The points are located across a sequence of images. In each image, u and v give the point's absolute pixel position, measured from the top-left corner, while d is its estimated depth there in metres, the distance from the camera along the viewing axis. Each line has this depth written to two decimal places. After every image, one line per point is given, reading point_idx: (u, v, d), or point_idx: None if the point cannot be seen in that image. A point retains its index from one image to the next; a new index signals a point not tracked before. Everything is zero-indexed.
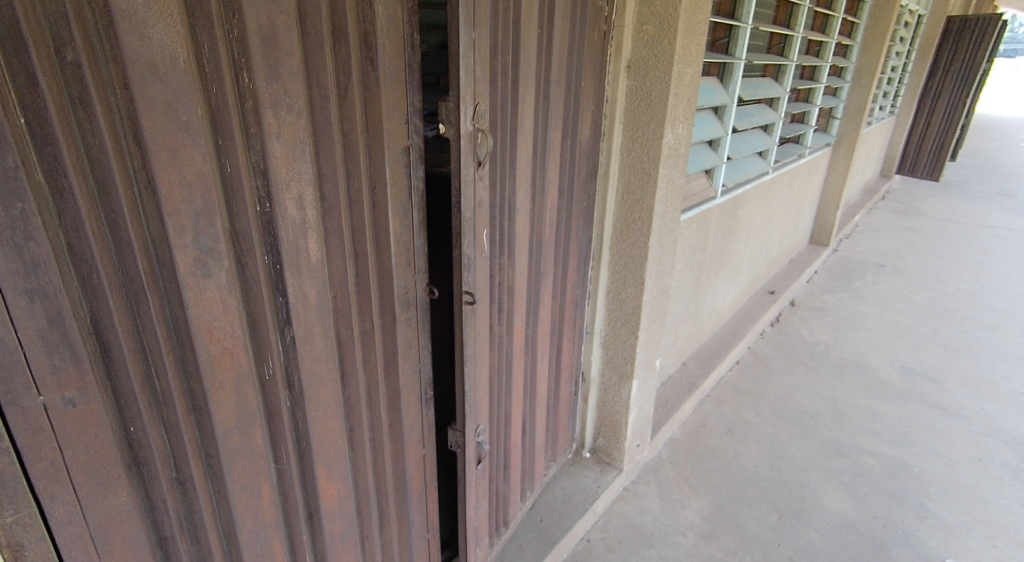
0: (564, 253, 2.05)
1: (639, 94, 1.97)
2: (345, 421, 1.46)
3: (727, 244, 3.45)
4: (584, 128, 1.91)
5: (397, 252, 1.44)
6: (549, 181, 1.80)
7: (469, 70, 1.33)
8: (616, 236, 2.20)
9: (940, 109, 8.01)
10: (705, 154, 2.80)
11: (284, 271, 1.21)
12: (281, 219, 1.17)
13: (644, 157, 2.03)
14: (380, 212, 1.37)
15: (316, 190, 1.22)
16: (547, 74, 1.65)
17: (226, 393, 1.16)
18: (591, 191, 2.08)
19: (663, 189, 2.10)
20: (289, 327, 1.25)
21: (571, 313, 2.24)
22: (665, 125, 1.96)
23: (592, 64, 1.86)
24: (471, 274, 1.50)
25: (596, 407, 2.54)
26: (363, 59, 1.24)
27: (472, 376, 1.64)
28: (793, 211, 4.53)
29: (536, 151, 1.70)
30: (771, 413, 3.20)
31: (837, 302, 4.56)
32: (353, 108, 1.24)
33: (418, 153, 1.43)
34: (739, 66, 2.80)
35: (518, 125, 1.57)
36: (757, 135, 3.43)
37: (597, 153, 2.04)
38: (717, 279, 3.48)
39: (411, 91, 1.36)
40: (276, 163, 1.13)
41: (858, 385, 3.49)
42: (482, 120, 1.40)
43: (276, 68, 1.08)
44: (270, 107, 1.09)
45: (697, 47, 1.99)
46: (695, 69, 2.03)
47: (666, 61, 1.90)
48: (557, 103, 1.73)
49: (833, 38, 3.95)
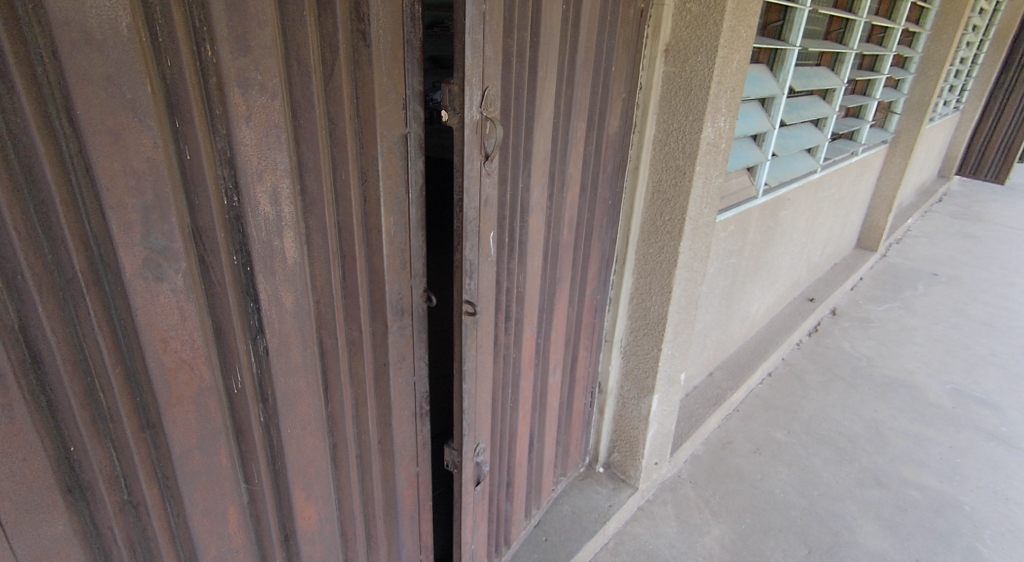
0: (585, 256, 1.88)
1: (677, 82, 1.77)
2: (327, 436, 1.33)
3: (766, 247, 3.19)
4: (613, 119, 1.72)
5: (390, 254, 1.28)
6: (570, 178, 1.63)
7: (477, 50, 1.15)
8: (642, 240, 2.01)
9: (1012, 105, 7.46)
10: (748, 150, 2.56)
11: (256, 273, 1.07)
12: (252, 215, 1.03)
13: (678, 153, 1.83)
14: (371, 209, 1.22)
15: (294, 182, 1.08)
16: (572, 57, 1.47)
17: (185, 410, 1.03)
18: (617, 188, 1.90)
19: (699, 189, 1.89)
20: (261, 337, 1.12)
21: (589, 320, 2.06)
22: (705, 118, 1.75)
23: (624, 47, 1.66)
24: (473, 281, 1.34)
25: (612, 420, 2.37)
26: (353, 33, 1.08)
27: (473, 392, 1.49)
28: (840, 213, 4.24)
29: (555, 145, 1.52)
30: (804, 432, 2.99)
31: (883, 313, 4.27)
32: (340, 90, 1.09)
33: (418, 143, 1.26)
34: (793, 53, 2.55)
35: (535, 114, 1.39)
36: (807, 129, 3.17)
37: (626, 147, 1.85)
38: (752, 285, 3.23)
39: (410, 71, 1.19)
40: (245, 151, 0.98)
41: (903, 407, 3.24)
42: (491, 107, 1.23)
43: (244, 40, 0.93)
44: (238, 85, 0.94)
45: (747, 30, 1.77)
46: (743, 55, 1.80)
47: (710, 45, 1.68)
48: (583, 91, 1.55)
49: (899, 25, 3.63)
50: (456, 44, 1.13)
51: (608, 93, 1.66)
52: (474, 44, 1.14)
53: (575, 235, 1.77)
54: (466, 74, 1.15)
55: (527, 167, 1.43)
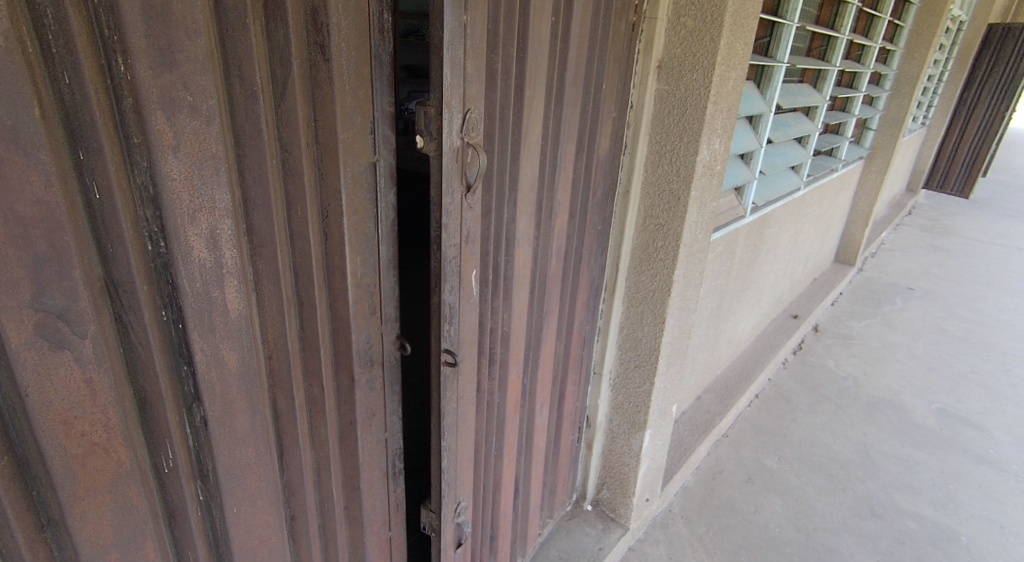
0: (573, 287, 1.72)
1: (671, 100, 1.63)
2: (283, 509, 1.14)
3: (753, 265, 3.01)
4: (603, 139, 1.58)
5: (357, 300, 1.10)
6: (558, 204, 1.47)
7: (456, 66, 1.00)
8: (633, 267, 1.85)
9: (976, 120, 7.62)
10: (738, 169, 2.44)
11: (190, 331, 0.89)
12: (183, 263, 0.85)
13: (672, 176, 1.69)
14: (332, 248, 1.04)
15: (237, 221, 0.90)
16: (561, 72, 1.32)
17: (98, 502, 0.84)
18: (607, 213, 1.75)
19: (694, 215, 1.75)
20: (199, 405, 0.93)
21: (578, 353, 1.89)
22: (701, 139, 1.62)
23: (615, 63, 1.52)
24: (453, 327, 1.17)
25: (601, 456, 2.21)
26: (309, 45, 0.91)
27: (453, 449, 1.30)
28: (821, 229, 4.18)
29: (543, 169, 1.36)
30: (795, 459, 2.87)
31: (865, 329, 4.22)
32: (293, 112, 0.92)
33: (389, 172, 1.09)
34: (781, 69, 2.46)
35: (521, 137, 1.23)
36: (791, 146, 3.08)
37: (616, 169, 1.71)
38: (739, 304, 3.04)
39: (380, 89, 1.02)
40: (173, 187, 0.81)
41: (892, 429, 3.15)
42: (473, 132, 1.07)
43: (169, 53, 0.76)
44: (161, 106, 0.77)
45: (744, 45, 1.64)
46: (739, 72, 1.68)
47: (706, 61, 1.55)
48: (572, 110, 1.40)
49: (877, 41, 3.59)
50: (433, 59, 0.97)
51: (598, 112, 1.52)
52: (454, 63, 0.99)
53: (563, 266, 1.61)
54: (445, 94, 1.00)
55: (512, 197, 1.27)
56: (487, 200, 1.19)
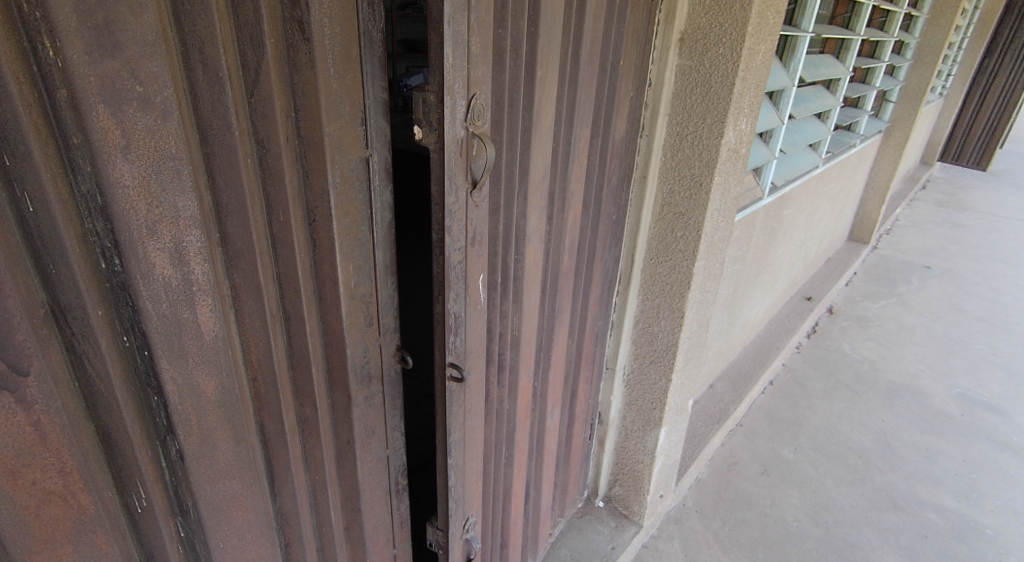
0: (587, 281, 1.59)
1: (694, 77, 1.49)
2: (276, 539, 1.04)
3: (768, 248, 2.85)
4: (619, 121, 1.44)
5: (350, 311, 0.98)
6: (571, 194, 1.34)
7: (459, 44, 0.86)
8: (649, 258, 1.72)
9: (997, 88, 7.38)
10: (759, 148, 2.29)
11: (157, 358, 0.77)
12: (143, 281, 0.73)
13: (694, 161, 1.55)
14: (322, 255, 0.92)
15: (206, 230, 0.78)
16: (575, 47, 1.17)
17: (57, 556, 0.73)
18: (623, 201, 1.62)
19: (717, 202, 1.62)
20: (173, 438, 0.82)
21: (591, 349, 1.77)
22: (726, 121, 1.48)
23: (634, 37, 1.38)
24: (458, 338, 1.05)
25: (614, 452, 2.10)
26: (285, 22, 0.78)
27: (461, 466, 1.19)
28: (837, 207, 4.03)
29: (555, 158, 1.23)
30: (812, 449, 2.78)
31: (881, 310, 4.10)
32: (270, 102, 0.80)
33: (384, 167, 0.96)
34: (806, 40, 2.29)
35: (532, 123, 1.10)
36: (811, 122, 2.92)
37: (632, 153, 1.57)
38: (754, 289, 2.88)
39: (371, 73, 0.89)
40: (126, 194, 0.69)
41: (912, 416, 3.05)
42: (479, 121, 0.94)
43: (108, 34, 0.63)
44: (104, 98, 0.65)
45: (775, 15, 1.49)
46: (768, 45, 1.53)
47: (734, 33, 1.40)
48: (587, 90, 1.26)
49: (902, 8, 3.39)
50: (432, 37, 0.84)
51: (614, 92, 1.37)
52: (457, 41, 0.86)
53: (577, 260, 1.48)
54: (447, 78, 0.86)
55: (522, 191, 1.14)
56: (495, 196, 1.07)
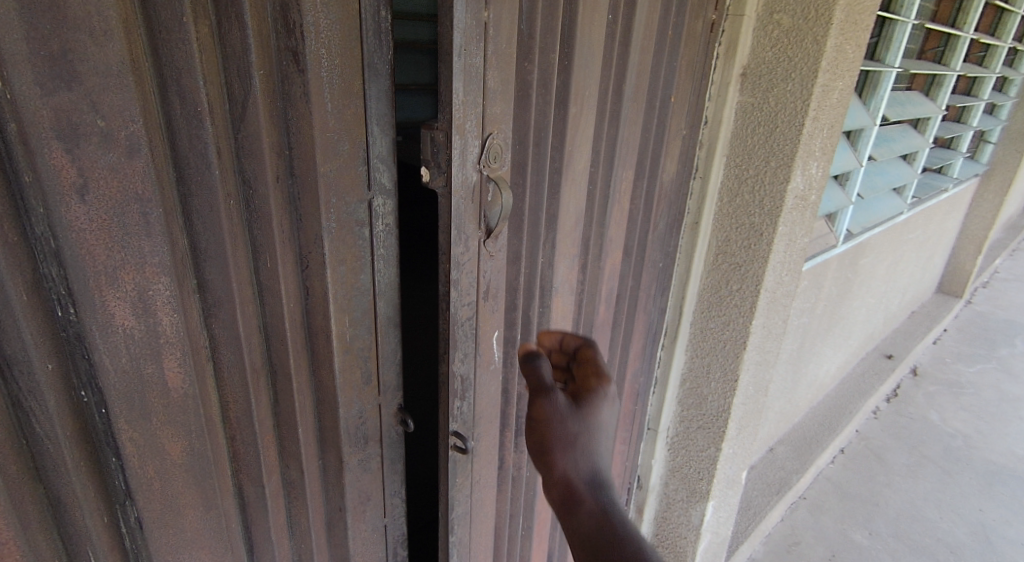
0: (628, 335, 1.44)
1: (756, 116, 1.34)
2: None
3: (842, 300, 2.58)
4: (669, 162, 1.30)
5: (345, 368, 0.89)
6: (609, 242, 1.21)
7: (472, 78, 0.76)
8: (699, 312, 1.55)
9: None
10: (834, 193, 2.08)
11: (116, 415, 0.70)
12: (100, 333, 0.66)
13: (753, 209, 1.39)
14: (315, 305, 0.84)
15: (178, 277, 0.71)
16: (618, 82, 1.06)
17: None
18: (671, 248, 1.47)
19: (781, 254, 1.44)
20: (132, 503, 0.74)
21: (630, 408, 1.61)
22: (793, 165, 1.31)
23: (688, 71, 1.25)
24: (465, 403, 0.93)
25: (654, 522, 1.90)
26: (278, 52, 0.71)
27: (467, 545, 1.06)
28: (924, 257, 3.68)
29: (590, 203, 1.11)
30: (890, 534, 2.45)
31: (976, 376, 3.67)
32: (256, 140, 0.72)
33: (389, 211, 0.87)
34: (891, 75, 2.07)
35: (563, 165, 0.99)
36: (896, 164, 2.67)
37: (683, 197, 1.42)
38: (824, 345, 2.61)
39: (375, 108, 0.81)
40: (81, 238, 0.62)
41: (1015, 507, 2.66)
42: (496, 163, 0.84)
43: (64, 63, 0.57)
44: (58, 134, 0.58)
45: (854, 49, 1.33)
46: (846, 81, 1.37)
47: (805, 69, 1.25)
48: (631, 129, 1.14)
49: (1005, 42, 3.08)
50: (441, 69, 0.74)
51: (663, 130, 1.24)
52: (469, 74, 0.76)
53: (615, 313, 1.34)
54: (458, 116, 0.76)
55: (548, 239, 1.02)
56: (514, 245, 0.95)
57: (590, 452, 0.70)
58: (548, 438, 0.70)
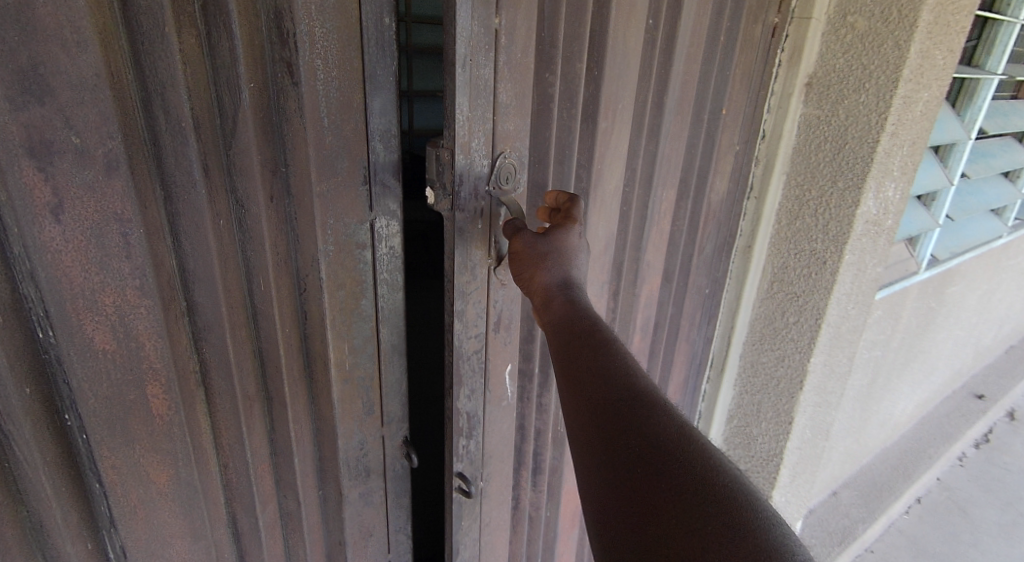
0: (668, 366, 1.33)
1: (823, 130, 1.20)
2: None
3: (924, 332, 2.34)
4: (718, 180, 1.19)
5: (344, 397, 0.85)
6: (645, 268, 1.11)
7: (480, 93, 0.69)
8: (752, 344, 1.42)
9: None
10: (916, 214, 1.88)
11: (97, 443, 0.66)
12: (77, 358, 0.62)
13: (816, 233, 1.25)
14: (313, 329, 0.79)
15: (163, 300, 0.67)
16: (658, 94, 0.96)
17: None
18: (720, 272, 1.34)
19: (848, 284, 1.29)
20: (114, 532, 0.70)
21: None
22: (865, 186, 1.16)
23: (743, 80, 1.13)
24: (471, 440, 0.86)
25: None
26: (272, 63, 0.66)
27: None
28: None
29: (623, 226, 1.02)
30: None
31: None
32: (248, 156, 0.68)
33: (394, 234, 0.82)
34: (991, 83, 1.85)
35: (589, 185, 0.91)
36: (994, 182, 2.39)
37: (735, 218, 1.30)
38: (901, 381, 2.37)
39: (378, 125, 0.75)
40: (57, 259, 0.59)
41: None
42: (505, 181, 0.77)
43: (35, 76, 0.53)
44: (28, 151, 0.55)
45: (943, 55, 1.17)
46: (933, 92, 1.20)
47: (882, 78, 1.10)
48: (672, 146, 1.04)
49: None
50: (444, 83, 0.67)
51: (712, 146, 1.13)
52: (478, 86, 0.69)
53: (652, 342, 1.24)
54: (464, 133, 0.69)
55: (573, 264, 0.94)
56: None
57: (563, 264, 0.73)
58: (523, 259, 0.74)
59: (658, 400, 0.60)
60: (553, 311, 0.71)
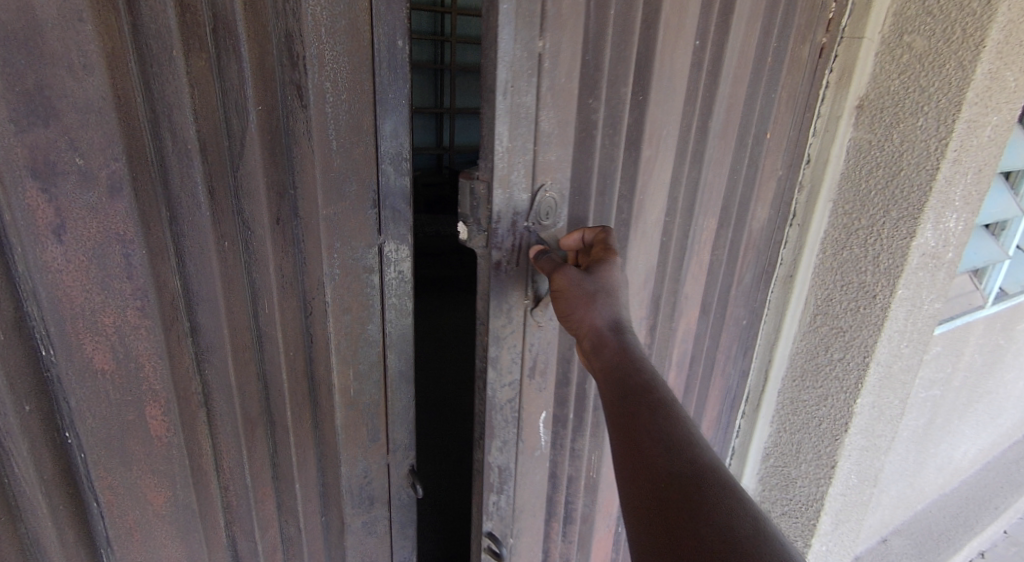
0: (702, 401, 1.26)
1: (874, 155, 1.11)
2: None
3: (991, 372, 2.16)
4: (760, 208, 1.12)
5: (349, 422, 0.85)
6: (682, 299, 1.05)
7: (519, 122, 0.67)
8: (791, 380, 1.33)
9: None
10: (983, 245, 1.74)
11: (93, 462, 0.65)
12: (74, 377, 0.62)
13: (865, 265, 1.16)
14: (318, 353, 0.79)
15: (166, 323, 0.66)
16: (702, 118, 0.91)
17: None
18: (758, 303, 1.27)
19: (901, 321, 1.19)
20: (109, 550, 0.70)
21: None
22: (922, 217, 1.07)
23: (785, 104, 1.07)
24: (503, 496, 0.86)
25: None
26: (281, 85, 0.65)
27: None
28: None
29: (662, 257, 0.96)
30: None
31: None
32: (255, 179, 0.66)
33: (402, 257, 0.81)
34: None
35: (629, 217, 0.86)
36: None
37: (775, 246, 1.23)
38: (963, 424, 2.20)
39: (387, 148, 0.74)
40: (57, 280, 0.58)
41: None
42: (545, 215, 0.75)
43: (40, 99, 0.52)
44: (29, 172, 0.53)
45: (1014, 76, 1.06)
46: (1003, 116, 1.10)
47: (943, 100, 1.01)
48: (714, 173, 0.98)
49: None
50: (482, 112, 0.66)
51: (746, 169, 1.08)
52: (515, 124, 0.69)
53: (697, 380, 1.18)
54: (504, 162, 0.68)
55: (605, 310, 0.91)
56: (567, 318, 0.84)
57: (611, 303, 0.68)
58: (569, 297, 0.68)
59: (711, 459, 0.58)
60: (604, 355, 0.67)
